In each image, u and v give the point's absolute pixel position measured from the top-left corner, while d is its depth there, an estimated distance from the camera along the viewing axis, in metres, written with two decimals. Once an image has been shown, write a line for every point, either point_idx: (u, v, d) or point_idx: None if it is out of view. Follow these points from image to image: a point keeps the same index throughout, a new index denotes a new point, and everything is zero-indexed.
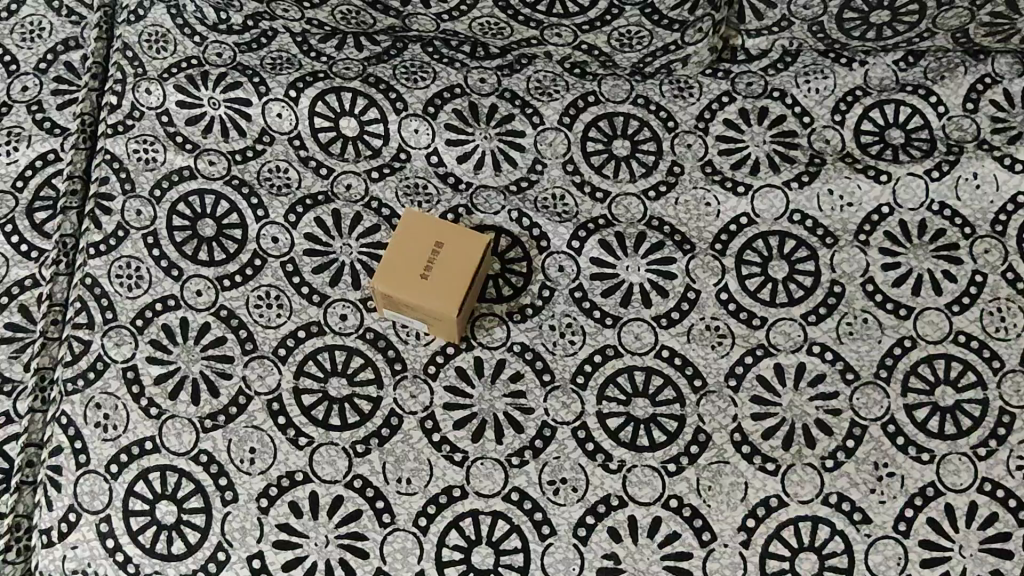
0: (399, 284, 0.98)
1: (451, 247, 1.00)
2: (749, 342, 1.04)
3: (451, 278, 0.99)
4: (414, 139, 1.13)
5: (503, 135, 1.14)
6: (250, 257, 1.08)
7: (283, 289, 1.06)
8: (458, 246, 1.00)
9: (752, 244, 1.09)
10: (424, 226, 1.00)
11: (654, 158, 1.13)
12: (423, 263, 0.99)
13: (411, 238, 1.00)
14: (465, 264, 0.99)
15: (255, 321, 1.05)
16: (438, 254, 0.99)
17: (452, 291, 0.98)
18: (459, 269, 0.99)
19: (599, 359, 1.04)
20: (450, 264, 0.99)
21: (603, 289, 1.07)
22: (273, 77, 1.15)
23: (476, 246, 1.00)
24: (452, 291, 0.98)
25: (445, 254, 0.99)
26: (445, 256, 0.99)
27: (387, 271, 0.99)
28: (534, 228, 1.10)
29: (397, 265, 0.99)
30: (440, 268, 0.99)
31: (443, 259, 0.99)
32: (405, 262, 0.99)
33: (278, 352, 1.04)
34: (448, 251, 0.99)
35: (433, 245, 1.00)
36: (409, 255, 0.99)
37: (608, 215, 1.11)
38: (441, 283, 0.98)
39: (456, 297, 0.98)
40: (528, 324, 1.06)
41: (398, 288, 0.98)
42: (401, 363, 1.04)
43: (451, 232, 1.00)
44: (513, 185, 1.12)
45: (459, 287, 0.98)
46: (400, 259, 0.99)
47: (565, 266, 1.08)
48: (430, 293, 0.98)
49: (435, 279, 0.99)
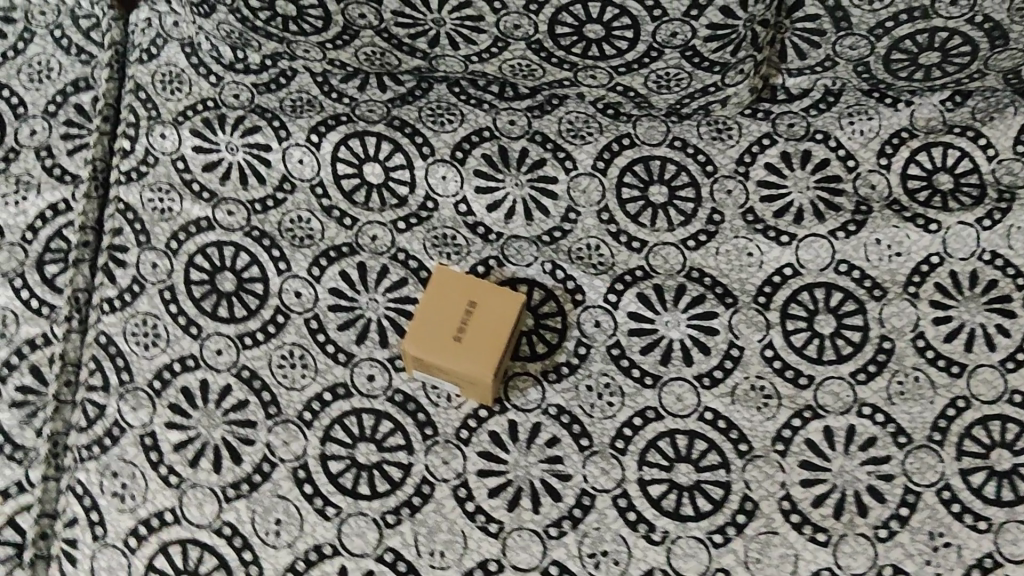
0: (430, 346, 0.93)
1: (485, 307, 0.95)
2: (795, 403, 1.00)
3: (485, 340, 0.94)
4: (441, 186, 1.08)
5: (534, 182, 1.09)
6: (272, 313, 1.03)
7: (307, 348, 1.02)
8: (492, 306, 0.95)
9: (797, 296, 1.04)
10: (456, 284, 0.95)
11: (693, 205, 1.08)
12: (455, 324, 0.94)
13: (443, 298, 0.95)
14: (499, 325, 0.94)
15: (278, 383, 1.00)
16: (471, 314, 0.94)
17: (486, 354, 0.93)
18: (493, 330, 0.94)
19: (639, 422, 0.99)
20: (484, 325, 0.94)
21: (642, 346, 1.03)
22: (293, 121, 1.10)
23: (511, 305, 0.95)
24: (486, 353, 0.93)
25: (478, 314, 0.94)
26: (478, 317, 0.94)
27: (417, 333, 0.94)
28: (569, 281, 1.05)
29: (428, 326, 0.94)
30: (473, 329, 0.94)
31: (476, 320, 0.94)
32: (437, 323, 0.94)
33: (303, 416, 0.99)
34: (481, 312, 0.94)
35: (466, 305, 0.95)
36: (441, 316, 0.94)
37: (646, 267, 1.06)
38: (474, 345, 0.93)
39: (490, 361, 0.93)
40: (564, 384, 1.01)
41: (429, 351, 0.93)
42: (432, 427, 0.99)
43: (485, 291, 0.95)
44: (545, 235, 1.07)
45: (493, 350, 0.93)
46: (431, 320, 0.94)
47: (602, 321, 1.03)
48: (462, 355, 0.93)
49: (468, 342, 0.94)
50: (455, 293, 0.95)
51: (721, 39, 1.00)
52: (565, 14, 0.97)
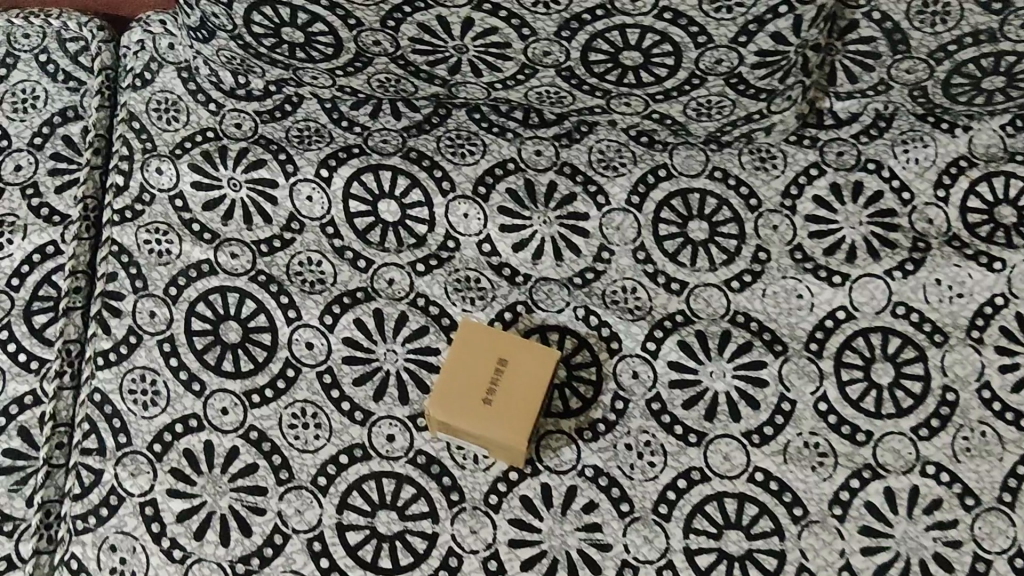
0: (457, 409, 0.85)
1: (516, 365, 0.86)
2: (853, 462, 0.92)
3: (517, 402, 0.85)
4: (463, 224, 1.00)
5: (564, 219, 1.00)
6: (282, 366, 0.95)
7: (321, 405, 0.93)
8: (524, 363, 0.86)
9: (852, 343, 0.96)
10: (484, 339, 0.87)
11: (736, 242, 1.00)
12: (484, 384, 0.86)
13: (470, 354, 0.87)
14: (532, 386, 0.86)
15: (290, 445, 0.92)
16: (501, 373, 0.86)
17: (517, 418, 0.85)
18: (526, 391, 0.86)
19: (684, 484, 0.91)
20: (515, 386, 0.86)
21: (684, 399, 0.94)
22: (301, 153, 1.02)
23: (545, 364, 0.86)
24: (518, 418, 0.85)
25: (508, 373, 0.86)
26: (508, 376, 0.86)
27: (443, 394, 0.86)
28: (604, 327, 0.97)
29: (454, 386, 0.86)
30: (504, 391, 0.86)
31: (507, 380, 0.86)
32: (464, 383, 0.86)
33: (318, 482, 0.91)
34: (512, 370, 0.86)
35: (496, 363, 0.86)
36: (468, 374, 0.86)
37: (687, 311, 0.97)
38: (504, 408, 0.85)
39: (521, 426, 0.85)
40: (601, 443, 0.93)
41: (455, 414, 0.85)
42: (458, 492, 0.91)
43: (516, 348, 0.87)
44: (577, 277, 0.99)
45: (525, 414, 0.85)
46: (457, 380, 0.86)
47: (641, 372, 0.95)
48: (492, 420, 0.85)
49: (498, 404, 0.85)
50: (484, 349, 0.87)
51: (771, 66, 0.91)
52: (601, 41, 0.88)
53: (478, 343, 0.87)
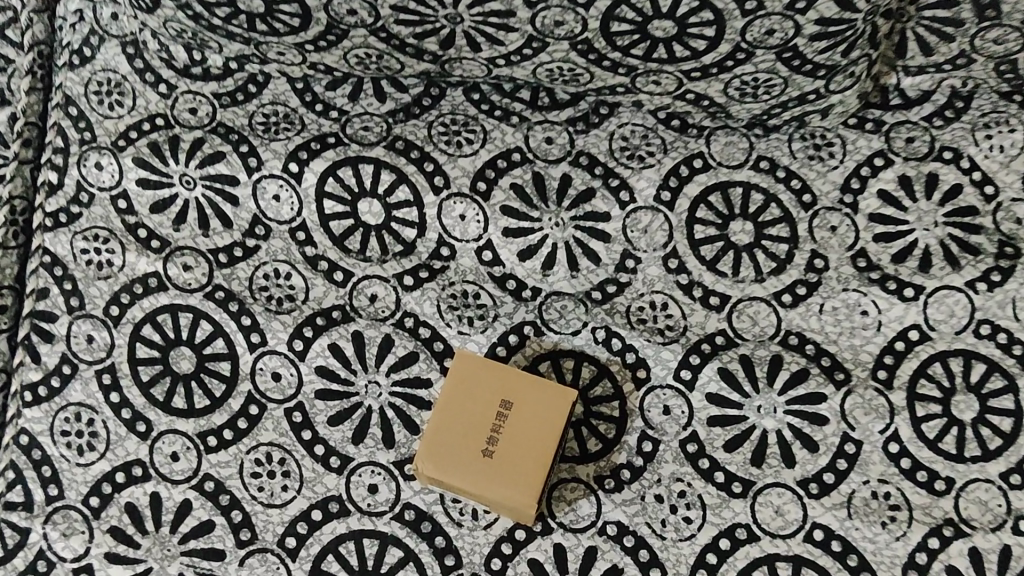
0: (451, 462, 0.70)
1: (523, 408, 0.71)
2: (931, 517, 0.76)
3: (524, 454, 0.70)
4: (459, 228, 0.83)
5: (580, 220, 0.84)
6: (244, 402, 0.79)
7: (290, 449, 0.78)
8: (533, 405, 0.71)
9: (928, 370, 0.80)
10: (484, 376, 0.72)
11: (787, 247, 0.84)
12: (485, 431, 0.71)
13: (467, 394, 0.72)
14: (541, 432, 0.70)
15: (252, 498, 0.77)
16: (506, 418, 0.71)
17: (525, 474, 0.69)
18: (534, 439, 0.70)
19: (727, 545, 0.76)
20: (522, 433, 0.70)
21: (726, 440, 0.79)
22: (266, 144, 0.86)
23: (559, 406, 0.71)
24: (525, 473, 0.70)
25: (514, 417, 0.71)
26: (513, 420, 0.71)
27: (434, 444, 0.71)
28: (628, 353, 0.81)
29: (447, 434, 0.71)
30: (508, 439, 0.70)
31: (512, 425, 0.71)
32: (460, 429, 0.71)
33: (287, 544, 0.76)
34: (518, 414, 0.71)
35: (499, 405, 0.71)
36: (465, 420, 0.71)
37: (729, 331, 0.81)
38: (509, 461, 0.70)
39: (529, 483, 0.69)
40: (626, 494, 0.77)
41: (450, 469, 0.70)
42: (454, 555, 0.76)
43: (521, 387, 0.71)
44: (596, 290, 0.82)
45: (535, 468, 0.70)
46: (452, 426, 0.71)
47: (674, 407, 0.79)
48: (494, 476, 0.70)
49: (501, 456, 0.70)
50: (484, 387, 0.72)
51: (833, 37, 0.73)
52: (626, 8, 0.71)
53: (478, 380, 0.72)
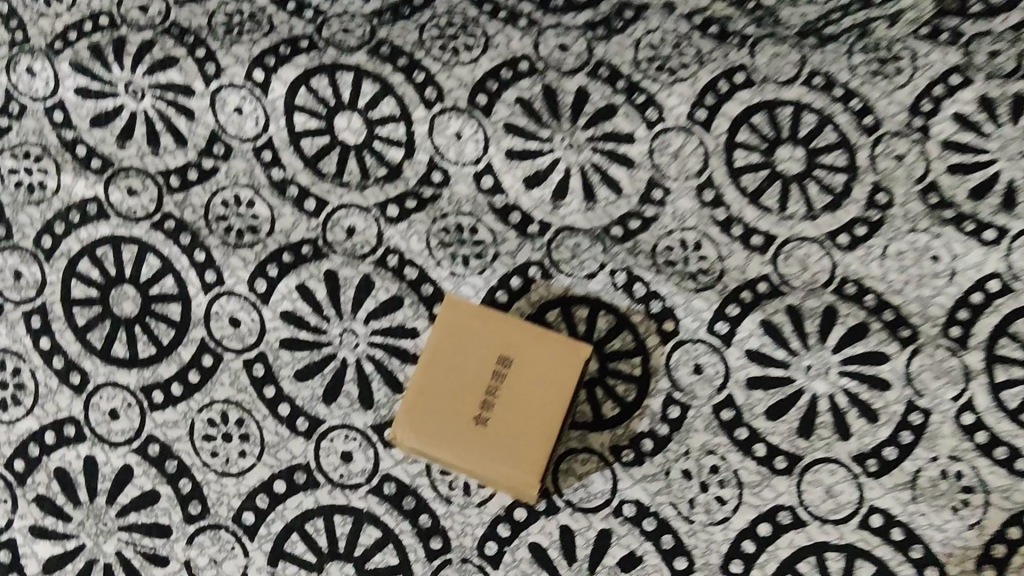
0: (437, 428, 0.58)
1: (526, 365, 0.58)
2: (1012, 502, 0.63)
3: (525, 420, 0.58)
4: (454, 149, 0.70)
5: (598, 141, 0.70)
6: (196, 352, 0.67)
7: (249, 409, 0.66)
8: (538, 360, 0.58)
9: (1011, 327, 0.66)
10: (479, 324, 0.59)
11: (845, 178, 0.70)
12: (479, 392, 0.58)
13: (458, 346, 0.59)
14: (547, 396, 0.58)
15: (204, 465, 0.65)
16: (504, 377, 0.58)
17: (526, 445, 0.57)
18: (538, 404, 0.58)
19: (768, 531, 0.64)
20: (523, 395, 0.58)
21: (768, 407, 0.66)
22: (227, 47, 0.72)
23: (569, 363, 0.58)
24: (525, 444, 0.57)
25: (514, 376, 0.58)
26: (514, 379, 0.58)
27: (417, 406, 0.58)
28: (653, 301, 0.68)
29: (433, 394, 0.58)
30: (506, 402, 0.58)
31: (512, 386, 0.58)
32: (448, 388, 0.58)
33: (243, 520, 0.64)
34: (520, 372, 0.58)
35: (497, 360, 0.59)
36: (455, 377, 0.58)
37: (773, 276, 0.68)
38: (507, 429, 0.58)
39: (531, 457, 0.57)
40: (647, 469, 0.65)
41: (435, 437, 0.58)
42: (441, 537, 0.63)
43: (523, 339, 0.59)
44: (616, 226, 0.69)
45: (538, 438, 0.57)
46: (438, 384, 0.58)
47: (706, 366, 0.67)
48: (488, 446, 0.57)
49: (498, 422, 0.58)
50: (479, 339, 0.59)
51: None
52: None
53: (471, 329, 0.59)
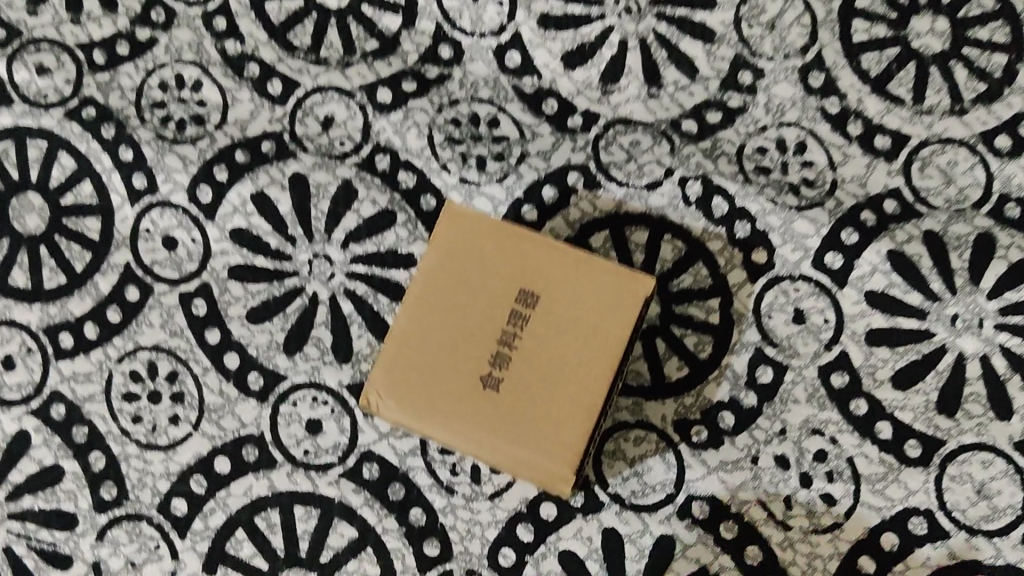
0: (427, 392, 0.40)
1: (557, 305, 0.40)
2: None
3: (554, 385, 0.40)
4: (469, 14, 0.52)
5: (666, 5, 0.51)
6: (117, 283, 0.50)
7: (185, 359, 0.48)
8: (575, 296, 0.40)
9: None
10: (491, 244, 0.41)
11: (1005, 59, 0.51)
12: (489, 342, 0.40)
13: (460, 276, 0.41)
14: (587, 348, 0.40)
15: (123, 433, 0.48)
16: (527, 320, 0.40)
17: (553, 420, 0.39)
18: (575, 359, 0.40)
19: (892, 545, 0.46)
20: (552, 349, 0.40)
21: (897, 370, 0.48)
22: None
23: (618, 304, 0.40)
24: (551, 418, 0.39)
25: (538, 321, 0.40)
26: (538, 325, 0.40)
27: (399, 360, 0.40)
28: (738, 222, 0.49)
29: (423, 343, 0.40)
30: (527, 358, 0.40)
31: (536, 332, 0.40)
32: (445, 335, 0.40)
33: (173, 511, 0.47)
34: (548, 314, 0.40)
35: (515, 297, 0.41)
36: (455, 319, 0.40)
37: (905, 191, 0.49)
38: (527, 396, 0.40)
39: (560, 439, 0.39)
40: (726, 453, 0.47)
41: (424, 405, 0.40)
42: (439, 540, 0.46)
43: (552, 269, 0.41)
44: (688, 119, 0.50)
45: (569, 410, 0.39)
46: (431, 330, 0.40)
47: (811, 312, 0.48)
48: (500, 421, 0.39)
49: (513, 387, 0.40)
50: (490, 266, 0.41)
51: None
52: None
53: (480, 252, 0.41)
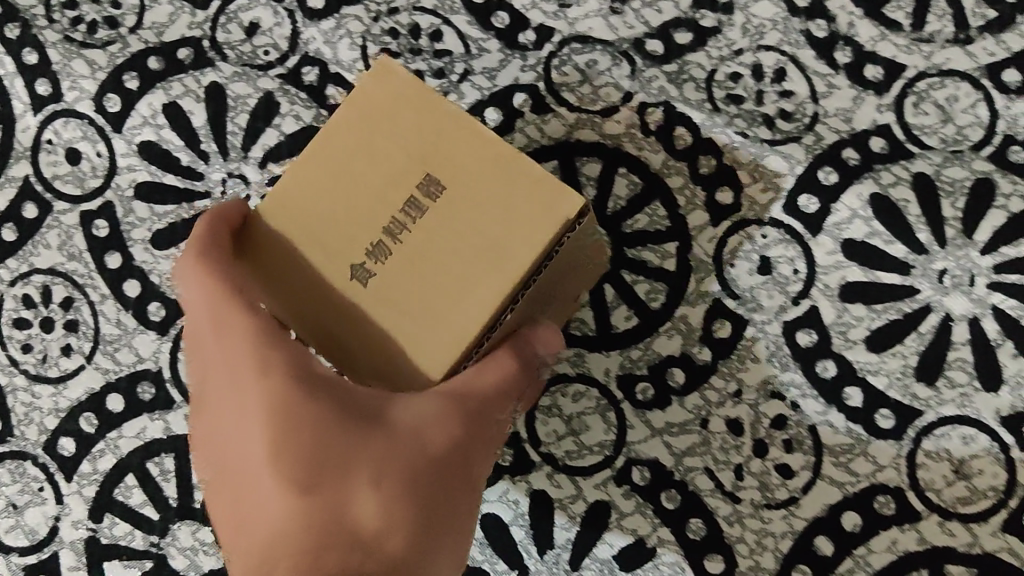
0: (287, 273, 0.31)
1: (464, 207, 0.30)
2: None
3: (434, 306, 0.29)
4: None
5: None
6: (14, 199, 0.45)
7: (81, 285, 0.44)
8: (484, 205, 0.30)
9: None
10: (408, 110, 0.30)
11: None
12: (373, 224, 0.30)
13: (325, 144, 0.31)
14: (476, 274, 0.29)
15: (12, 364, 0.44)
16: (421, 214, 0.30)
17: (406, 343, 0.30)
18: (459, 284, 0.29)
19: (854, 526, 0.41)
20: (441, 257, 0.30)
21: (875, 329, 0.42)
22: None
23: (545, 213, 0.29)
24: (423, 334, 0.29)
25: (437, 220, 0.30)
26: (437, 226, 0.30)
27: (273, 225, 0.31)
28: (702, 157, 0.43)
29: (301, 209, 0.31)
30: (411, 264, 0.30)
31: (427, 232, 0.30)
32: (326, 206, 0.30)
33: (60, 449, 0.43)
34: (448, 214, 0.30)
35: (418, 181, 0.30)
36: (342, 193, 0.30)
37: (895, 130, 0.43)
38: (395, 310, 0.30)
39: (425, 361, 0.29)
40: (673, 415, 0.42)
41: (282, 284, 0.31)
42: None
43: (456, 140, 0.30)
44: (654, 39, 0.44)
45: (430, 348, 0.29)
46: (312, 196, 0.31)
47: (779, 262, 0.43)
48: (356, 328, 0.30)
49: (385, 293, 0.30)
50: (394, 137, 0.30)
51: None
52: None
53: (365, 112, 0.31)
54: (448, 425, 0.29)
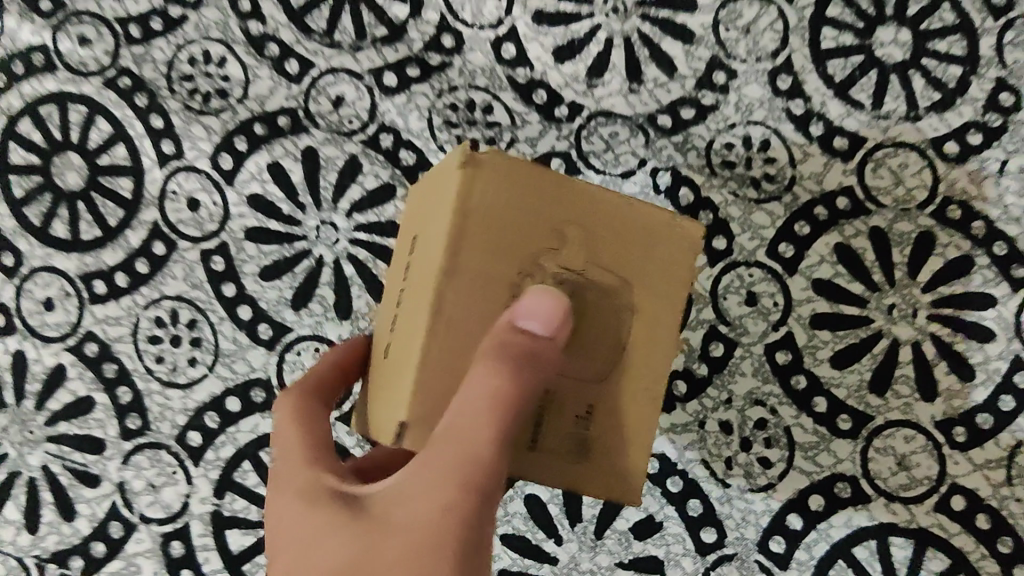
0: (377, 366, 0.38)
1: (433, 231, 0.34)
2: None
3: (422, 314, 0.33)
4: (470, 7, 0.56)
5: (650, 7, 0.56)
6: (146, 238, 0.56)
7: (204, 309, 0.55)
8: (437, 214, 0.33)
9: None
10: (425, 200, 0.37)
11: (961, 71, 0.54)
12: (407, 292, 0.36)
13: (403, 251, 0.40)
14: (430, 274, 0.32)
15: (148, 372, 0.55)
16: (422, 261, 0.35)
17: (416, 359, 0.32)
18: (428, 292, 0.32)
19: (819, 506, 0.52)
20: (425, 281, 0.33)
21: (837, 350, 0.53)
22: None
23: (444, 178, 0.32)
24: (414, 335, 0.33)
25: (427, 257, 0.34)
26: (424, 258, 0.34)
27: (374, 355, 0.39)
28: (702, 212, 0.54)
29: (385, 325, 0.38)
30: (415, 295, 0.34)
31: (422, 269, 0.34)
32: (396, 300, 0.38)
33: (188, 440, 0.54)
34: (428, 246, 0.34)
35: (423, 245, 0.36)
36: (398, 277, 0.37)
37: (856, 191, 0.54)
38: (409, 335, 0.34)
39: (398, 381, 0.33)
40: (678, 417, 0.53)
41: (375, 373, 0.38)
42: None
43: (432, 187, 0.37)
44: (664, 114, 0.55)
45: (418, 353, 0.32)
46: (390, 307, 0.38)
47: (763, 295, 0.54)
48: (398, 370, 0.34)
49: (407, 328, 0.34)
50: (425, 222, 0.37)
51: None
52: None
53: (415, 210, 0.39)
54: (418, 495, 0.30)
